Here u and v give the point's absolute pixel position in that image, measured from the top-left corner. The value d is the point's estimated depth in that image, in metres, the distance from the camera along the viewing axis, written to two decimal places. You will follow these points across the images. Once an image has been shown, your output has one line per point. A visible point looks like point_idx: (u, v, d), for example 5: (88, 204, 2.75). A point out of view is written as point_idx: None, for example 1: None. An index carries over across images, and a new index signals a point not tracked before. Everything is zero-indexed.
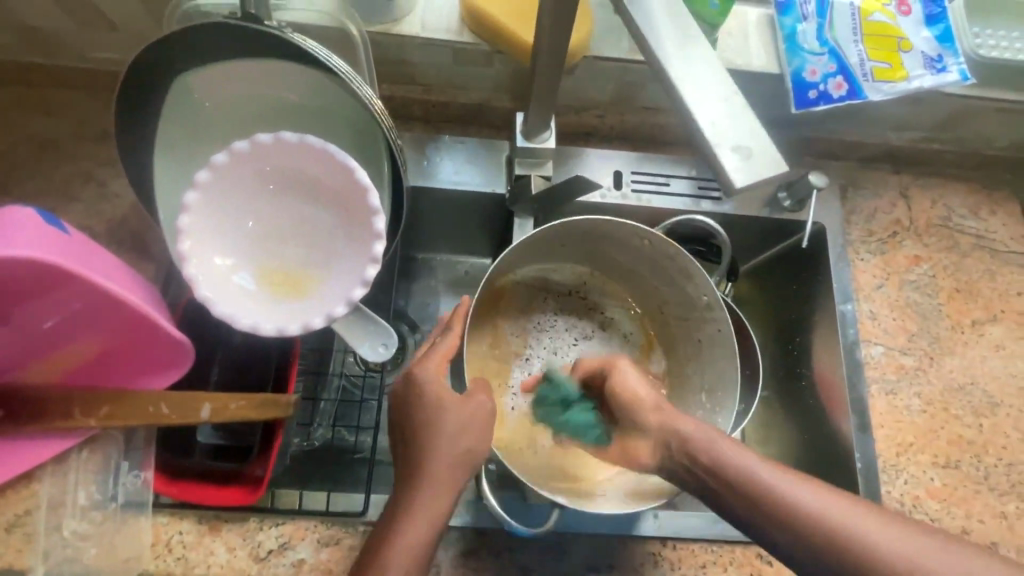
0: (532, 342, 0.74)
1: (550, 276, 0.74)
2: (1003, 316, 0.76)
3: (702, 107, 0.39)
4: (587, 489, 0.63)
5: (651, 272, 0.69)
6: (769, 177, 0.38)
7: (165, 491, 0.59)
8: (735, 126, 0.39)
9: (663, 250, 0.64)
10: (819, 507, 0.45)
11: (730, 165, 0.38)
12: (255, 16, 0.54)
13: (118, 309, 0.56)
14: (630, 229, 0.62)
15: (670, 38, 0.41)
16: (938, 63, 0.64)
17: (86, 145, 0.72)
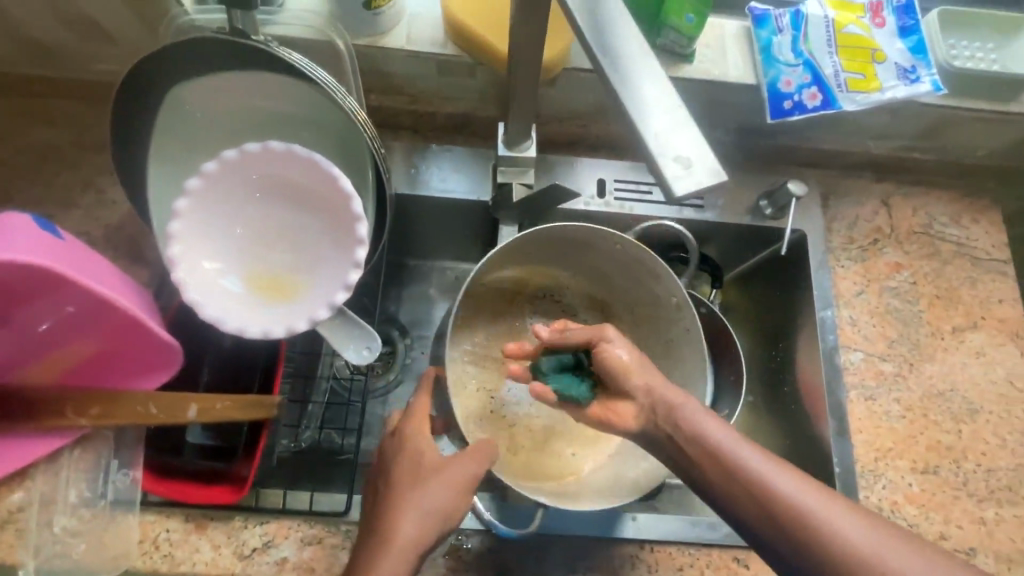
0: (510, 345, 0.75)
1: (526, 282, 0.76)
2: (984, 323, 0.76)
3: (646, 115, 0.38)
4: (565, 489, 0.64)
5: (624, 275, 0.70)
6: (709, 186, 0.37)
7: (152, 489, 0.61)
8: (677, 135, 0.38)
9: (634, 253, 0.65)
10: (801, 496, 0.46)
11: (669, 172, 0.37)
12: (243, 32, 0.55)
13: (109, 312, 0.57)
14: (603, 233, 0.64)
15: (619, 44, 0.40)
16: (911, 74, 0.65)
17: (86, 154, 0.74)
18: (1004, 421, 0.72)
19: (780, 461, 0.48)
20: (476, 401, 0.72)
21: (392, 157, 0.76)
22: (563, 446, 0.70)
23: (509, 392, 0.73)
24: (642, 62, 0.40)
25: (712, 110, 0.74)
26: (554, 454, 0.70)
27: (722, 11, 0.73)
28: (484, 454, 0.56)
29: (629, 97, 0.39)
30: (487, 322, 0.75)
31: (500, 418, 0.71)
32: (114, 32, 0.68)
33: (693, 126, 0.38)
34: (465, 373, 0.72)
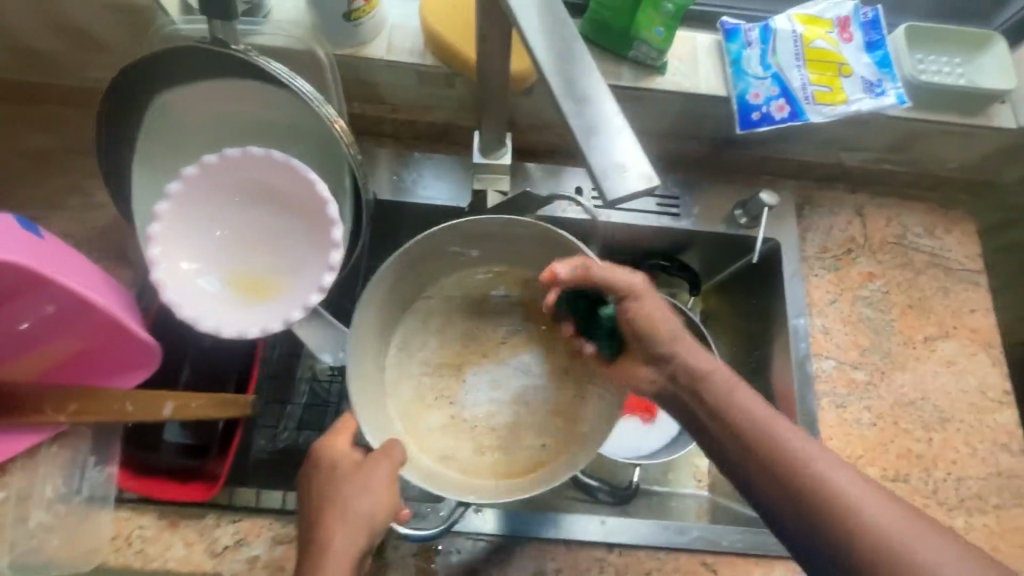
0: (460, 350, 0.70)
1: (469, 279, 0.71)
2: (956, 333, 0.77)
3: (582, 119, 0.39)
4: (517, 486, 0.61)
5: (550, 256, 0.66)
6: (641, 192, 0.38)
7: (127, 485, 0.63)
8: (612, 139, 0.38)
9: (541, 233, 0.62)
10: (815, 461, 0.47)
11: (603, 176, 0.38)
12: (224, 40, 0.57)
13: (83, 310, 0.58)
14: (500, 221, 0.62)
15: (555, 48, 0.40)
16: (877, 87, 0.67)
17: (75, 158, 0.76)
18: (975, 430, 0.73)
19: (805, 433, 0.49)
20: (434, 412, 0.67)
21: (377, 165, 0.78)
22: (526, 438, 0.66)
23: (466, 397, 0.68)
24: (578, 64, 0.40)
25: (686, 120, 0.76)
26: (518, 448, 0.66)
27: (695, 26, 0.75)
28: (397, 458, 0.54)
29: (565, 100, 0.39)
30: (435, 329, 0.70)
31: (460, 425, 0.67)
32: (102, 40, 0.71)
33: (627, 130, 0.39)
34: (421, 384, 0.68)
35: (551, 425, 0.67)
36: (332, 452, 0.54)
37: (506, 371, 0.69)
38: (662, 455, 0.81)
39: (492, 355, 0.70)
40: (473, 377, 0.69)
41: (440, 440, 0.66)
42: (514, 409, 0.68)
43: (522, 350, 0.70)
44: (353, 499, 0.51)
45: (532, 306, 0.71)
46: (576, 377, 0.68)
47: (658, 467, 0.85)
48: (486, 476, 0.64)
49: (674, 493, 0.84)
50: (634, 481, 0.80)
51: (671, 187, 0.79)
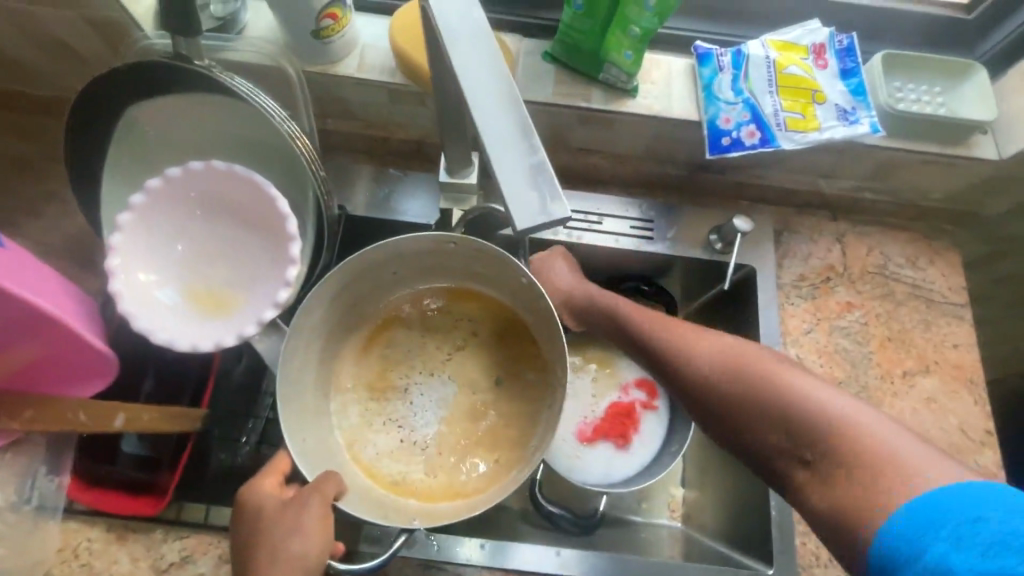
0: (405, 370, 0.69)
1: (407, 297, 0.70)
2: (937, 368, 0.75)
3: (496, 139, 0.37)
4: (463, 505, 0.60)
5: (487, 271, 0.65)
6: (553, 221, 0.36)
7: (79, 497, 0.63)
8: (526, 162, 0.37)
9: (468, 247, 0.62)
10: (678, 348, 0.57)
11: (513, 207, 0.36)
12: (186, 56, 0.58)
13: (40, 323, 0.57)
14: (428, 239, 0.61)
15: (472, 61, 0.39)
16: (850, 116, 0.67)
17: (54, 165, 0.78)
18: None
19: (676, 325, 0.60)
20: (379, 434, 0.67)
21: (354, 181, 0.78)
22: (475, 456, 0.65)
23: (413, 418, 0.67)
24: (495, 82, 0.39)
25: (659, 143, 0.75)
26: (471, 462, 0.65)
27: (668, 49, 0.74)
28: (327, 492, 0.52)
29: (479, 119, 0.38)
30: (379, 350, 0.69)
31: (412, 446, 0.66)
32: (80, 50, 0.72)
33: (541, 152, 0.37)
34: (369, 408, 0.67)
35: (499, 437, 0.66)
36: (258, 494, 0.53)
37: (450, 390, 0.68)
38: (634, 482, 0.78)
39: (439, 375, 0.69)
40: (418, 396, 0.68)
41: (391, 464, 0.65)
42: (464, 426, 0.67)
43: (470, 367, 0.69)
44: (286, 537, 0.50)
45: (473, 322, 0.70)
46: (528, 388, 0.67)
47: (631, 495, 0.82)
48: (436, 498, 0.63)
49: (646, 524, 0.81)
50: (598, 509, 0.78)
51: (648, 210, 0.78)
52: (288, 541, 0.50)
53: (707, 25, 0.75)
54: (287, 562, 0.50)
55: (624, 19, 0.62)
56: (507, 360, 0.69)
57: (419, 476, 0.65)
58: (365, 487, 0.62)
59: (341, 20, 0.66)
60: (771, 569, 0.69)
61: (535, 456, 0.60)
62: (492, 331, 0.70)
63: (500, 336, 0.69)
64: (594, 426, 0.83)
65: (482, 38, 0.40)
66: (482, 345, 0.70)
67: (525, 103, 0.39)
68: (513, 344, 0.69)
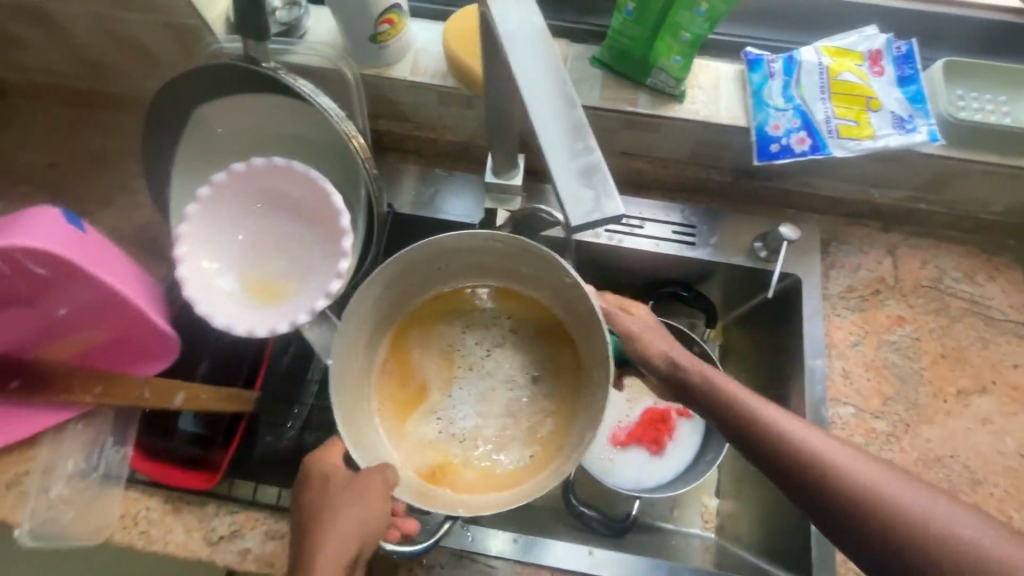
0: (445, 364, 0.71)
1: (451, 295, 0.72)
2: (994, 388, 0.71)
3: (554, 139, 0.38)
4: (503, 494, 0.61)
5: (530, 271, 0.66)
6: (603, 219, 0.37)
7: (139, 467, 0.67)
8: (581, 162, 0.38)
9: (513, 247, 0.63)
10: (750, 404, 0.55)
11: (568, 203, 0.37)
12: (256, 59, 0.62)
13: (109, 301, 0.62)
14: (476, 236, 0.62)
15: (527, 62, 0.40)
16: (907, 124, 0.65)
17: (128, 159, 0.84)
18: (1012, 495, 0.67)
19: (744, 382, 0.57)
20: (416, 423, 0.69)
21: (402, 180, 0.81)
22: (512, 449, 0.66)
23: (452, 411, 0.69)
24: (552, 84, 0.40)
25: (704, 149, 0.75)
26: (505, 455, 0.66)
27: (716, 55, 0.74)
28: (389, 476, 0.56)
29: (537, 119, 0.39)
30: (422, 345, 0.72)
31: (450, 438, 0.68)
32: (156, 54, 0.77)
33: (596, 151, 0.38)
34: (409, 400, 0.70)
35: (537, 432, 0.67)
36: (323, 466, 0.58)
37: (488, 384, 0.70)
38: (667, 489, 0.78)
39: (478, 369, 0.71)
40: (457, 388, 0.70)
41: (428, 453, 0.67)
42: (503, 421, 0.68)
43: (509, 363, 0.71)
44: (344, 506, 0.54)
45: (514, 319, 0.72)
46: (568, 384, 0.68)
47: (664, 502, 0.82)
48: (471, 488, 0.63)
49: (678, 532, 0.80)
50: (631, 514, 0.77)
51: (690, 215, 0.78)
52: (349, 506, 0.54)
53: (756, 30, 0.74)
54: (339, 537, 0.53)
55: (675, 25, 0.63)
56: (545, 359, 0.70)
57: (456, 466, 0.66)
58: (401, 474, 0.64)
59: (398, 25, 0.69)
60: None
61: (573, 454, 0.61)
62: (530, 328, 0.71)
63: (538, 334, 0.71)
64: (628, 431, 0.83)
65: (538, 38, 0.41)
66: (519, 339, 0.72)
67: (581, 102, 0.40)
68: (552, 342, 0.71)
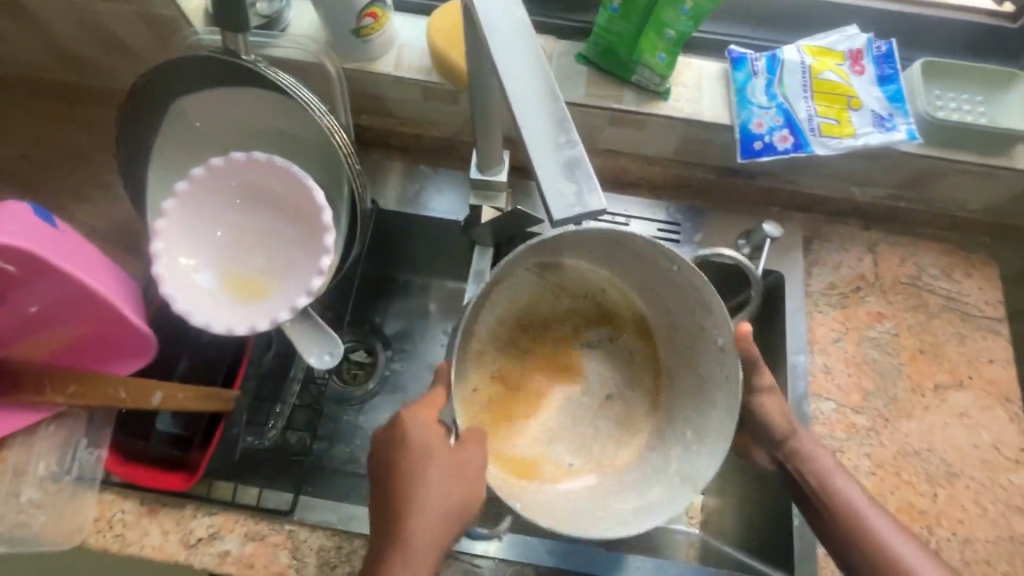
0: (532, 338, 0.71)
1: (569, 280, 0.70)
2: (971, 383, 0.73)
3: (535, 132, 0.38)
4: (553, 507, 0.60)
5: (669, 296, 0.63)
6: (587, 213, 0.37)
7: (114, 469, 0.65)
8: (563, 155, 0.38)
9: (675, 277, 0.58)
10: (817, 458, 0.64)
11: (550, 196, 0.37)
12: (235, 51, 0.61)
13: (84, 298, 0.60)
14: (643, 249, 0.58)
15: (511, 55, 0.40)
16: (887, 122, 0.66)
17: (105, 154, 0.81)
18: (986, 488, 0.68)
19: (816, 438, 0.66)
20: (488, 382, 0.68)
21: (386, 176, 0.80)
22: (561, 451, 0.66)
23: (532, 390, 0.69)
24: (536, 78, 0.40)
25: (689, 146, 0.75)
26: (554, 455, 0.66)
27: (700, 52, 0.75)
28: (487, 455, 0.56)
29: (519, 113, 0.39)
30: (522, 316, 0.70)
31: (519, 417, 0.67)
32: (134, 46, 0.75)
33: (578, 145, 0.38)
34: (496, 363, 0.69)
35: (589, 445, 0.67)
36: (423, 434, 0.55)
37: (571, 378, 0.70)
38: None
39: (562, 359, 0.71)
40: (542, 375, 0.70)
41: (488, 418, 0.66)
42: (568, 419, 0.68)
43: (593, 365, 0.71)
44: (446, 485, 0.54)
45: (613, 321, 0.71)
46: (641, 407, 0.68)
47: None
48: (513, 473, 0.63)
49: (665, 528, 0.78)
50: None
51: (675, 213, 0.78)
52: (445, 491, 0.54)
53: (741, 30, 0.75)
54: (435, 510, 0.54)
55: (660, 21, 0.63)
56: (628, 368, 0.70)
57: (500, 443, 0.65)
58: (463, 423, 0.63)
59: (381, 19, 0.68)
60: None
61: (632, 497, 0.60)
62: (620, 343, 0.71)
63: (635, 353, 0.70)
64: None
65: (521, 32, 0.41)
66: (596, 344, 0.71)
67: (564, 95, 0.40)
68: (646, 361, 0.69)
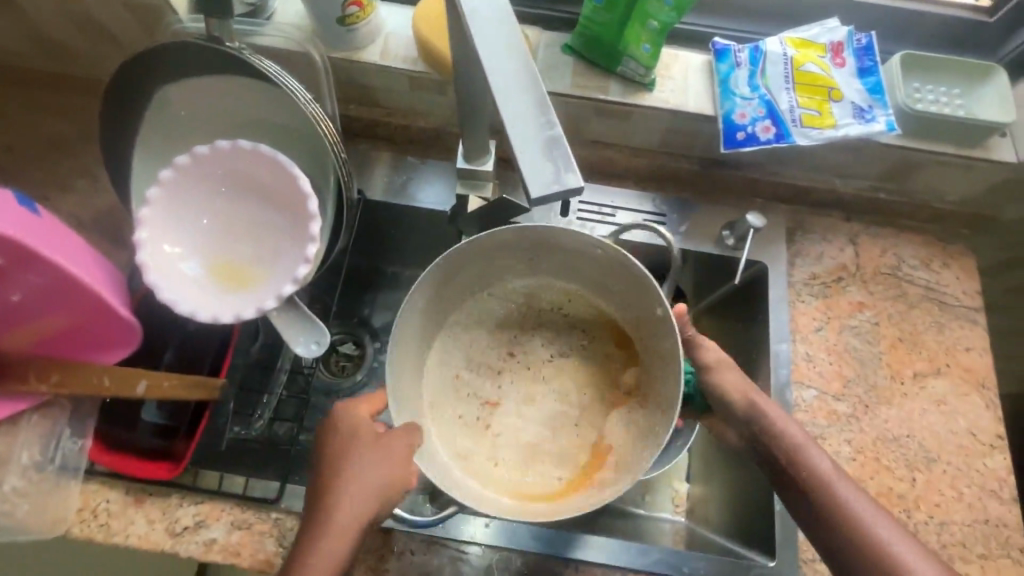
0: (506, 354, 0.71)
1: (532, 294, 0.71)
2: (948, 370, 0.74)
3: (514, 114, 0.39)
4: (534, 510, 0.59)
5: (621, 285, 0.65)
6: (564, 192, 0.37)
7: (98, 459, 0.64)
8: (541, 136, 0.38)
9: (615, 260, 0.61)
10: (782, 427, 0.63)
11: (528, 174, 0.37)
12: (218, 38, 0.61)
13: (68, 285, 0.60)
14: (580, 239, 0.61)
15: (490, 38, 0.40)
16: (867, 114, 0.68)
17: (89, 144, 0.81)
18: (962, 473, 0.70)
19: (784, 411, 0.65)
20: (464, 402, 0.68)
21: (374, 167, 0.80)
22: (546, 464, 0.65)
23: (503, 406, 0.68)
24: (514, 60, 0.40)
25: (674, 137, 0.76)
26: (540, 469, 0.65)
27: (687, 44, 0.76)
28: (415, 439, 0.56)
29: (498, 94, 0.39)
30: (487, 336, 0.71)
31: (492, 434, 0.67)
32: (118, 35, 0.75)
33: (557, 127, 0.38)
34: (464, 382, 0.68)
35: (571, 456, 0.66)
36: (352, 415, 0.58)
37: (543, 389, 0.69)
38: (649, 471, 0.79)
39: (538, 372, 0.70)
40: (514, 390, 0.69)
41: (468, 438, 0.66)
42: (545, 430, 0.67)
43: (567, 374, 0.70)
44: (368, 466, 0.55)
45: (584, 329, 0.71)
46: (621, 414, 0.67)
47: (635, 488, 0.82)
48: (497, 490, 0.62)
49: (650, 517, 0.80)
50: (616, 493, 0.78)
51: (661, 204, 0.79)
52: (371, 472, 0.55)
53: (725, 22, 0.76)
54: (361, 489, 0.54)
55: (643, 14, 0.65)
56: (605, 379, 0.69)
57: (474, 466, 0.64)
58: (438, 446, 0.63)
59: (366, 8, 0.68)
60: (772, 561, 0.69)
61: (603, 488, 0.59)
62: (592, 349, 0.71)
63: (608, 357, 0.70)
64: None
65: (501, 16, 0.41)
66: (575, 356, 0.71)
67: (544, 78, 0.40)
68: (619, 365, 0.69)
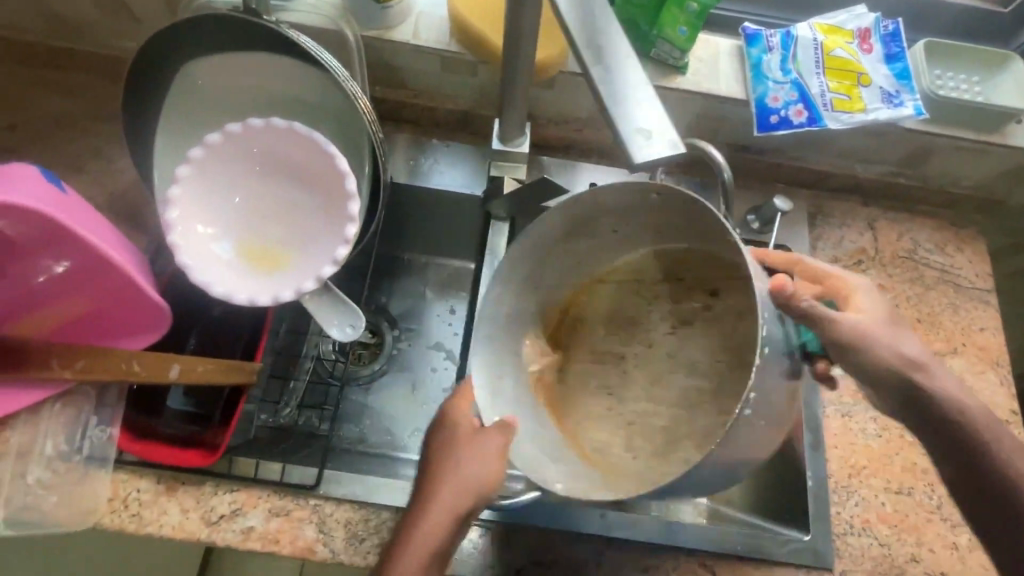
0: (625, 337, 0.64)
1: (644, 269, 0.65)
2: (965, 349, 0.77)
3: (615, 90, 0.44)
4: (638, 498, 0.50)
5: (704, 223, 0.56)
6: (669, 156, 0.44)
7: (127, 447, 0.61)
8: (642, 110, 0.44)
9: (676, 199, 0.55)
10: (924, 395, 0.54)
11: (636, 145, 0.44)
12: (255, 11, 0.58)
13: (99, 265, 0.57)
14: (633, 188, 0.55)
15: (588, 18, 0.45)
16: (895, 98, 0.69)
17: (100, 123, 0.78)
18: None
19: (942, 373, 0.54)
20: (576, 396, 0.63)
21: (395, 150, 0.79)
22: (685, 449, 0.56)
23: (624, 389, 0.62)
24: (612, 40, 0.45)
25: (702, 122, 0.76)
26: (676, 456, 0.56)
27: (715, 29, 0.77)
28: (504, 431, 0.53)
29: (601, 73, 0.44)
30: (602, 320, 0.65)
31: (620, 420, 0.60)
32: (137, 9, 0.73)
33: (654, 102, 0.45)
34: (583, 373, 0.64)
35: (713, 435, 0.56)
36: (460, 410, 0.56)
37: (666, 367, 0.62)
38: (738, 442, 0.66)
39: (660, 348, 0.63)
40: (635, 370, 0.63)
41: (595, 433, 0.60)
42: (677, 411, 0.59)
43: (695, 344, 0.61)
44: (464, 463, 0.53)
45: (717, 291, 0.61)
46: None
47: None
48: (626, 478, 0.55)
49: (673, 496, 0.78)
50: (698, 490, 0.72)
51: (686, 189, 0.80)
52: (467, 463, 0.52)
53: (751, 9, 0.77)
54: (462, 482, 0.52)
55: None
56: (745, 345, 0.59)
57: (600, 456, 0.58)
58: (552, 441, 0.59)
59: None
60: (807, 535, 0.70)
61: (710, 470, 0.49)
62: (721, 308, 0.61)
63: (743, 316, 0.60)
64: None
65: None
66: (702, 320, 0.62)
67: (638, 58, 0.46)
68: (749, 323, 0.60)
